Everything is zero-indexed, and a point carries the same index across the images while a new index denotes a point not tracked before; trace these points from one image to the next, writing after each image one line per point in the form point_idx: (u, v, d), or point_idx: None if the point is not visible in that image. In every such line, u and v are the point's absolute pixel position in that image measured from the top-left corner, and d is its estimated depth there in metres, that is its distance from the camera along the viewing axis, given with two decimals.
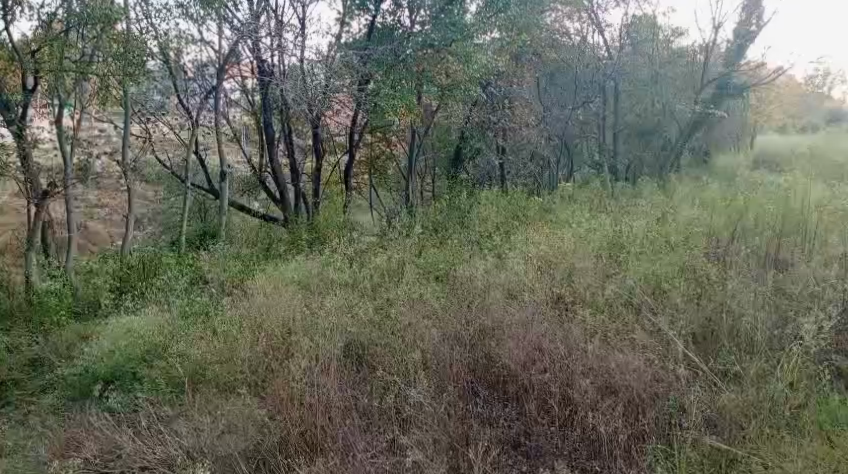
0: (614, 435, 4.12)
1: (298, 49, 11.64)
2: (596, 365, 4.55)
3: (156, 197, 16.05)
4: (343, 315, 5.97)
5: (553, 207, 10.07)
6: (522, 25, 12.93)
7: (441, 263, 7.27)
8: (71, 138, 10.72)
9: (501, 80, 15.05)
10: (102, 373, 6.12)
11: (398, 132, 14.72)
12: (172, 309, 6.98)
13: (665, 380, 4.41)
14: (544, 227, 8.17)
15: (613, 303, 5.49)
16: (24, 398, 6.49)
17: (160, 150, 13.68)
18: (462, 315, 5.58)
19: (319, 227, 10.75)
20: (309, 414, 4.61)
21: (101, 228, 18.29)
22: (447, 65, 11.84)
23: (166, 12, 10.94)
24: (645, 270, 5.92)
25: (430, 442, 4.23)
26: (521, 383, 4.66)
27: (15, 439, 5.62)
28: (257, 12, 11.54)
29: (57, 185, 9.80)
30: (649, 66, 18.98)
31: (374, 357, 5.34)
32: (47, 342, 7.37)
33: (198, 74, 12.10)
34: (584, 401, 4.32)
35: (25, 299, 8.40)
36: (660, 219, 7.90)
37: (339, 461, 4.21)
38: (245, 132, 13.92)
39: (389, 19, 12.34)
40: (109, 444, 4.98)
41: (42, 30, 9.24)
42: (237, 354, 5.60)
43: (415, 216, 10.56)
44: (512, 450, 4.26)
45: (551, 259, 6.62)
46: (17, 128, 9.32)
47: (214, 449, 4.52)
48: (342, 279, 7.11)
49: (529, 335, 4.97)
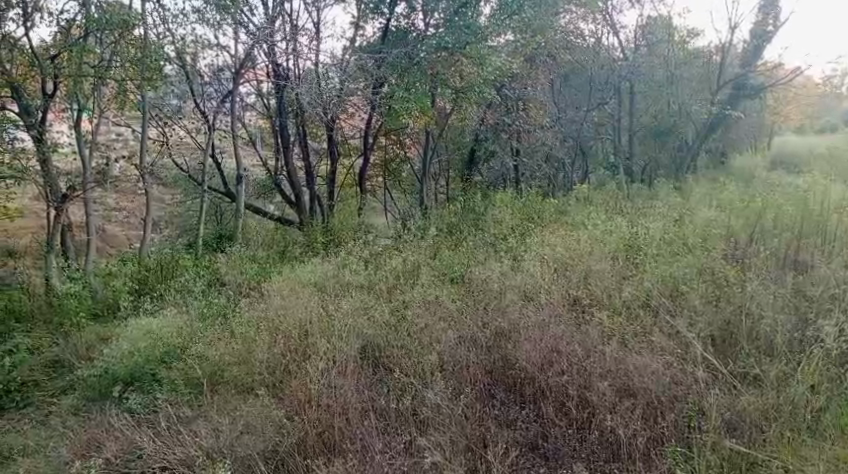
0: (632, 438, 4.11)
1: (313, 53, 11.67)
2: (613, 367, 4.54)
3: (174, 200, 16.22)
4: (359, 317, 6.00)
5: (569, 210, 10.02)
6: (536, 27, 12.89)
7: (456, 266, 7.29)
8: (89, 142, 10.86)
9: (516, 82, 14.87)
10: (122, 374, 6.14)
11: (412, 134, 14.76)
12: (190, 310, 7.05)
13: (684, 382, 4.38)
14: (560, 229, 8.14)
15: (631, 305, 5.47)
16: (45, 399, 6.59)
17: (177, 154, 13.81)
18: (479, 317, 5.59)
19: (334, 230, 10.80)
20: (327, 414, 4.64)
21: (119, 231, 18.52)
22: (459, 67, 11.83)
23: (182, 17, 11.02)
24: (663, 272, 5.90)
25: (447, 443, 4.24)
26: (538, 385, 4.66)
27: (37, 439, 5.72)
28: (273, 17, 11.55)
29: (76, 187, 9.96)
30: (665, 66, 18.96)
31: (390, 359, 5.36)
32: (67, 343, 7.48)
33: (213, 78, 12.13)
34: (603, 403, 4.31)
35: (46, 301, 8.55)
36: (677, 221, 7.85)
37: (357, 462, 4.23)
38: (260, 135, 13.99)
39: (403, 22, 12.39)
40: (130, 444, 5.04)
41: (61, 36, 9.49)
42: (255, 356, 5.65)
43: (430, 219, 10.56)
44: (530, 453, 4.25)
45: (567, 261, 6.59)
46: (38, 133, 9.55)
47: (234, 450, 4.57)
48: (357, 282, 7.15)
49: (546, 337, 4.96)
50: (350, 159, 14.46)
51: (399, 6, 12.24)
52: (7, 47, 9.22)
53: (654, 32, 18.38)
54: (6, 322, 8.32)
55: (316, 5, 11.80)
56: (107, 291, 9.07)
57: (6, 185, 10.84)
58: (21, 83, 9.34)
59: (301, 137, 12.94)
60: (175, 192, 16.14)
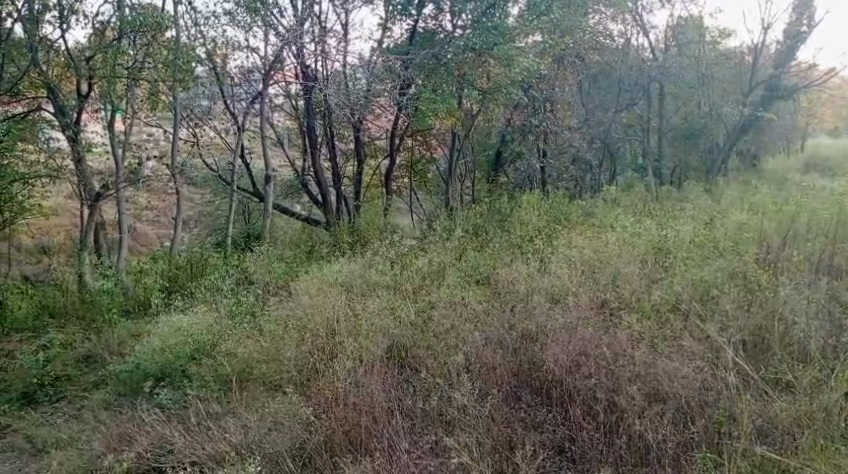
0: (662, 443, 4.07)
1: (341, 54, 11.73)
2: (643, 371, 4.50)
3: (202, 199, 16.44)
4: (385, 316, 6.03)
5: (595, 212, 9.93)
6: (565, 27, 12.80)
7: (482, 267, 7.28)
8: (122, 142, 11.04)
9: (544, 84, 14.71)
10: (153, 371, 6.29)
11: (438, 135, 14.77)
12: (219, 308, 7.14)
13: (714, 388, 4.33)
14: (587, 231, 8.09)
15: (660, 308, 5.45)
16: (78, 393, 6.76)
17: (207, 154, 14.00)
18: (505, 318, 5.57)
19: (360, 230, 10.86)
20: (353, 413, 4.68)
21: (149, 229, 18.83)
22: (487, 68, 11.91)
23: (214, 19, 11.11)
24: (693, 276, 5.83)
25: (474, 444, 4.25)
26: (566, 388, 4.62)
27: (70, 433, 5.86)
28: (302, 18, 11.58)
29: (110, 186, 10.13)
30: (696, 68, 18.50)
31: (416, 359, 5.37)
32: (100, 339, 7.63)
33: (243, 80, 11.97)
34: (632, 407, 4.27)
35: (78, 298, 8.74)
36: (707, 224, 7.74)
37: (383, 461, 4.25)
38: (288, 136, 14.09)
39: (430, 24, 12.48)
40: (160, 439, 5.13)
41: (96, 38, 9.64)
42: (283, 354, 5.71)
43: (455, 219, 10.54)
44: (557, 456, 4.24)
45: (594, 263, 6.55)
46: (73, 133, 9.90)
47: (262, 447, 4.63)
48: (384, 282, 7.19)
49: (574, 339, 4.92)
50: (376, 159, 14.52)
51: (426, 7, 12.31)
52: (44, 49, 9.42)
53: (686, 32, 17.98)
54: (41, 318, 8.57)
55: (345, 7, 11.87)
56: (138, 288, 9.19)
57: (41, 183, 11.10)
58: (56, 83, 9.68)
59: (329, 138, 12.98)
60: (204, 191, 16.36)
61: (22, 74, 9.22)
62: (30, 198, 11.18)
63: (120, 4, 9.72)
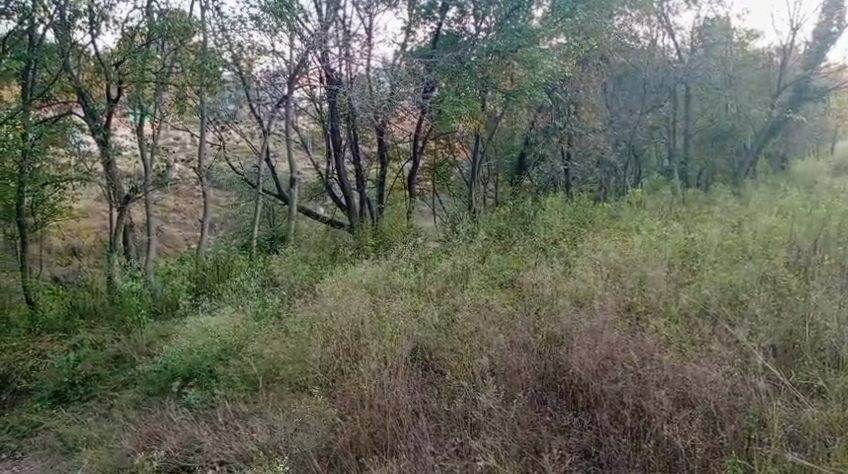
0: (690, 448, 4.01)
1: (365, 58, 11.78)
2: (671, 375, 4.43)
3: (228, 202, 16.63)
4: (410, 319, 6.04)
5: (621, 215, 9.86)
6: (590, 29, 12.68)
7: (506, 270, 7.26)
8: (151, 145, 11.21)
9: (568, 86, 14.65)
10: (181, 370, 6.37)
11: (461, 138, 14.77)
12: (246, 309, 7.23)
13: (744, 393, 4.24)
14: (613, 234, 8.03)
15: (688, 312, 5.39)
16: (107, 393, 6.89)
17: (232, 157, 14.17)
18: (530, 321, 5.54)
19: (384, 233, 10.91)
20: (379, 415, 4.69)
21: (176, 231, 19.10)
22: (511, 70, 12.12)
23: (240, 24, 11.17)
24: (721, 281, 5.76)
25: (500, 447, 4.25)
26: (592, 392, 4.56)
27: (100, 432, 5.99)
28: (326, 23, 11.64)
29: (138, 189, 10.24)
30: (723, 69, 18.34)
31: (441, 362, 5.38)
32: (128, 340, 7.76)
33: (268, 84, 11.95)
34: (660, 412, 4.20)
35: (108, 299, 8.91)
36: (735, 227, 7.64)
37: (409, 463, 4.27)
38: (311, 139, 14.17)
39: (454, 27, 12.50)
40: (187, 439, 5.24)
41: (124, 43, 9.75)
42: (308, 355, 5.75)
43: (479, 222, 10.54)
44: (583, 461, 4.21)
45: (620, 266, 6.50)
46: (103, 137, 9.90)
47: (288, 448, 4.69)
48: (408, 284, 7.21)
49: (601, 343, 4.87)
50: (399, 162, 14.57)
51: (450, 10, 12.33)
52: (75, 54, 9.71)
53: (712, 33, 17.73)
54: (71, 318, 8.74)
55: (369, 11, 11.94)
56: (165, 290, 9.30)
57: (71, 186, 11.34)
58: (87, 89, 9.83)
59: (352, 141, 13.02)
60: (229, 194, 16.53)
61: (54, 79, 9.70)
62: (61, 201, 11.41)
63: (149, 9, 9.86)
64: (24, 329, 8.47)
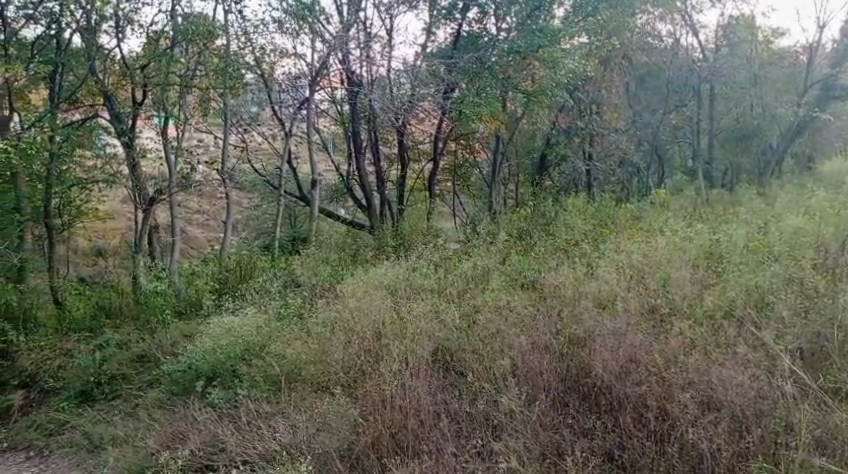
0: (716, 452, 3.97)
1: (385, 60, 11.82)
2: (696, 378, 4.37)
3: (251, 204, 16.78)
4: (432, 320, 6.05)
5: (644, 215, 9.79)
6: (612, 28, 12.61)
7: (527, 271, 7.24)
8: (175, 147, 11.37)
9: (590, 86, 14.58)
10: (205, 370, 6.44)
11: (482, 138, 14.75)
12: (268, 310, 7.30)
13: (770, 396, 4.17)
14: (636, 235, 7.96)
15: (713, 314, 5.32)
16: (132, 392, 7.03)
17: (255, 159, 14.31)
18: (552, 322, 5.50)
19: (404, 233, 10.93)
20: (400, 416, 4.71)
21: (199, 232, 19.36)
22: (532, 70, 12.04)
23: (262, 27, 11.27)
24: (746, 284, 5.68)
25: (522, 450, 4.24)
26: (616, 395, 4.52)
27: (126, 430, 6.12)
28: (347, 24, 11.72)
29: (163, 191, 10.33)
30: (748, 68, 18.47)
31: (463, 363, 5.36)
32: (153, 339, 7.89)
33: (290, 86, 11.96)
34: (684, 415, 4.16)
35: (133, 299, 9.08)
36: (762, 228, 7.54)
37: (431, 464, 4.27)
38: (332, 141, 14.23)
39: (475, 27, 12.51)
40: (211, 437, 5.36)
41: (149, 46, 9.83)
42: (330, 356, 5.79)
43: (499, 223, 10.52)
44: (606, 464, 4.18)
45: (643, 266, 6.44)
46: (128, 139, 10.20)
47: (311, 447, 4.73)
48: (429, 285, 7.22)
49: (624, 345, 4.82)
50: (420, 163, 14.60)
51: (471, 10, 12.32)
52: (101, 58, 9.79)
53: (737, 32, 17.93)
54: (97, 318, 8.86)
55: (389, 13, 11.96)
56: (190, 290, 9.36)
57: (98, 189, 11.54)
58: (113, 92, 9.94)
59: (373, 142, 13.05)
60: (251, 196, 16.68)
61: (81, 83, 9.69)
62: (88, 202, 11.60)
63: (173, 13, 9.97)
64: (52, 328, 8.64)
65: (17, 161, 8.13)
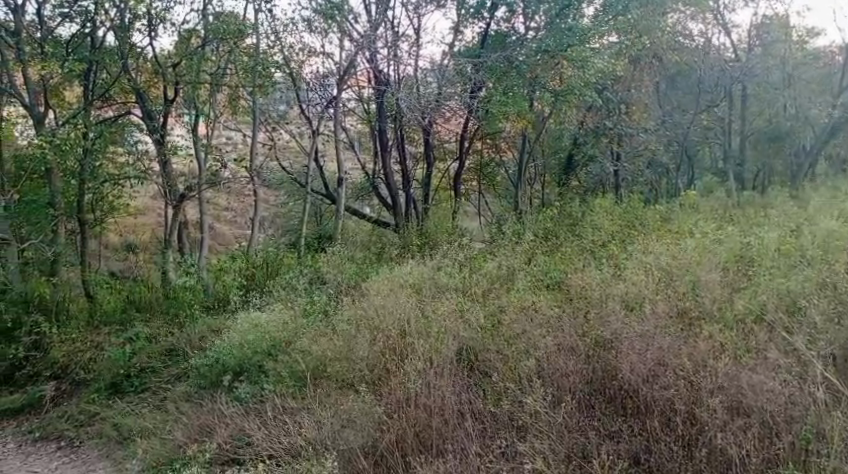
0: (745, 458, 3.90)
1: (412, 58, 11.85)
2: (725, 382, 4.30)
3: (278, 202, 16.95)
4: (456, 319, 6.04)
5: (674, 217, 9.69)
6: (642, 28, 12.54)
7: (552, 271, 7.20)
8: (205, 144, 11.54)
9: (619, 85, 14.60)
10: (232, 365, 6.51)
11: (508, 138, 14.71)
12: (294, 307, 7.37)
13: (801, 402, 4.07)
14: (665, 236, 7.88)
15: (744, 319, 5.24)
16: (161, 385, 7.16)
17: (282, 157, 14.45)
18: (579, 325, 5.45)
19: (429, 232, 10.95)
20: (424, 414, 4.71)
21: (227, 229, 19.62)
22: (560, 70, 11.85)
23: (292, 26, 11.43)
24: (777, 288, 5.59)
25: (547, 452, 4.21)
26: (643, 398, 4.46)
27: (154, 422, 6.26)
28: (376, 23, 11.76)
29: (192, 187, 10.47)
30: (781, 66, 18.46)
31: (487, 363, 5.35)
32: (181, 334, 7.99)
33: (317, 85, 11.84)
34: (713, 421, 4.09)
35: (163, 294, 9.25)
36: (794, 232, 7.43)
37: (456, 464, 4.27)
38: (359, 139, 14.30)
39: (503, 26, 12.49)
40: (238, 431, 5.46)
41: (181, 44, 9.95)
42: (354, 353, 5.82)
43: (526, 222, 10.48)
44: (632, 467, 4.14)
45: (671, 269, 6.37)
46: (160, 137, 10.48)
47: (336, 444, 4.77)
48: (454, 285, 7.22)
49: (651, 348, 4.76)
50: (446, 162, 14.61)
51: (499, 9, 12.29)
52: (133, 55, 9.93)
53: (770, 32, 17.74)
54: (127, 311, 8.96)
55: (417, 12, 11.98)
56: (218, 285, 9.45)
57: (129, 184, 11.76)
58: (145, 89, 10.33)
59: (399, 141, 13.08)
60: (278, 194, 16.85)
61: (114, 80, 9.89)
62: (120, 198, 11.81)
63: (205, 12, 10.11)
64: (83, 320, 8.80)
65: (53, 158, 8.46)
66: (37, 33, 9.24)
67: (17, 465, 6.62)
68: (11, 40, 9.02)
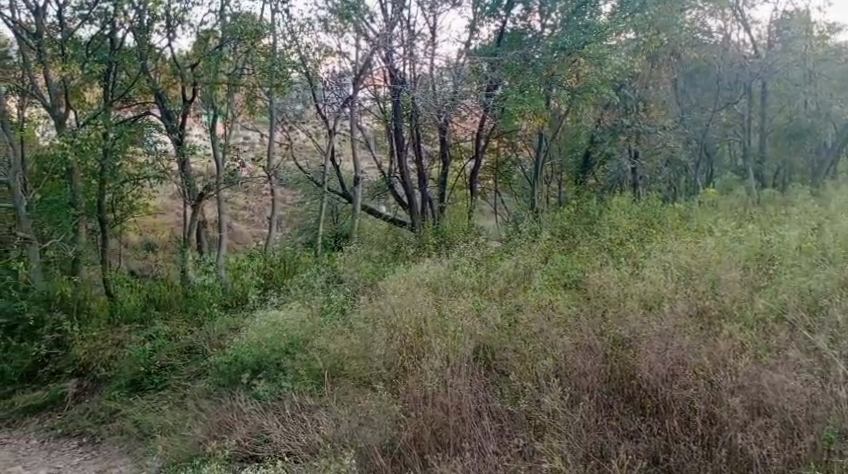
0: (766, 458, 3.84)
1: (429, 57, 11.84)
2: (745, 382, 4.27)
3: (295, 201, 17.03)
4: (473, 318, 6.04)
5: (692, 215, 9.61)
6: (660, 24, 12.45)
7: (569, 270, 7.17)
8: (223, 144, 11.61)
9: (637, 82, 14.56)
10: (250, 363, 6.56)
11: (524, 136, 14.65)
12: (312, 305, 7.41)
13: (823, 402, 4.02)
14: (683, 235, 7.82)
15: (764, 318, 5.19)
16: (180, 382, 7.23)
17: (299, 156, 14.52)
18: (596, 324, 5.42)
19: (445, 231, 10.95)
20: (441, 412, 4.72)
21: (245, 228, 19.77)
22: (577, 68, 11.81)
23: (308, 26, 11.49)
24: (797, 286, 5.55)
25: (565, 450, 4.19)
26: (661, 398, 4.44)
27: (174, 419, 6.33)
28: (392, 22, 11.76)
29: (211, 187, 10.55)
30: (803, 65, 17.82)
31: (504, 362, 5.36)
32: (200, 332, 8.02)
33: (334, 84, 11.96)
34: (733, 420, 4.05)
35: (182, 292, 9.33)
36: (816, 230, 7.34)
37: (473, 462, 4.26)
38: (375, 138, 14.31)
39: (519, 24, 12.47)
40: (257, 429, 5.50)
41: (200, 45, 10.01)
42: (372, 352, 5.85)
43: (543, 221, 10.45)
44: (652, 467, 4.11)
45: (690, 267, 6.32)
46: (179, 136, 10.62)
47: (354, 441, 4.79)
48: (471, 284, 7.21)
49: (670, 348, 4.73)
50: (462, 161, 14.58)
51: (515, 7, 12.28)
52: (153, 56, 10.01)
53: (790, 28, 17.04)
54: (147, 310, 9.04)
55: (434, 10, 11.97)
56: (236, 284, 9.51)
57: (149, 184, 11.88)
58: (163, 90, 10.43)
59: (415, 140, 13.09)
60: (295, 193, 16.92)
61: (133, 81, 9.98)
62: (139, 198, 11.92)
63: (223, 13, 10.12)
64: (104, 318, 8.91)
65: (73, 158, 8.56)
66: (58, 34, 9.34)
67: (41, 461, 6.73)
68: (32, 41, 9.09)
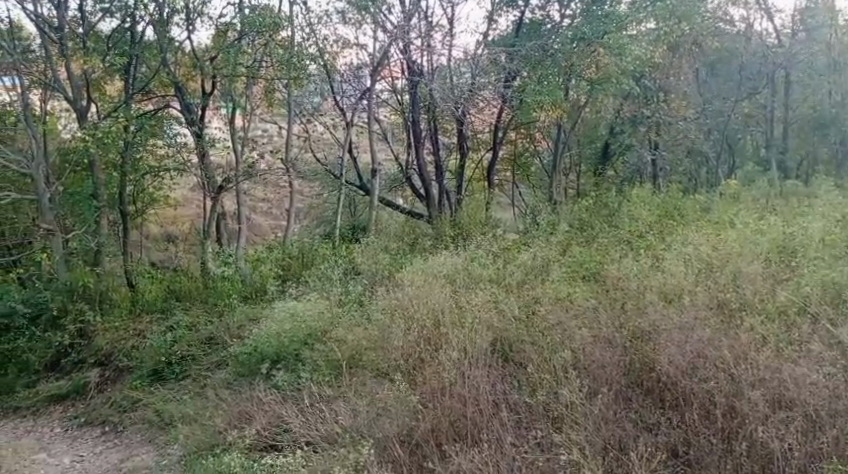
0: (787, 452, 3.81)
1: (446, 48, 11.80)
2: (767, 375, 4.21)
3: (312, 193, 17.06)
4: (490, 310, 6.02)
5: (712, 207, 9.51)
6: (681, 13, 12.31)
7: (587, 263, 7.11)
8: (241, 136, 11.67)
9: (658, 72, 14.41)
10: (270, 354, 6.62)
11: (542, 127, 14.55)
12: (330, 297, 7.44)
13: (846, 396, 3.97)
14: (704, 227, 7.73)
15: (786, 310, 5.12)
16: (200, 372, 7.30)
17: (317, 148, 14.54)
18: (615, 317, 5.39)
19: (463, 223, 10.91)
20: (459, 404, 4.74)
21: (262, 221, 19.83)
22: (596, 58, 11.65)
23: (326, 18, 11.50)
24: (821, 278, 5.49)
25: (584, 442, 4.17)
26: (681, 391, 4.41)
27: (195, 409, 6.40)
28: (409, 13, 11.70)
29: (230, 179, 10.62)
30: (827, 54, 17.96)
31: (522, 354, 5.34)
32: (219, 323, 8.06)
33: (351, 76, 11.89)
34: (754, 413, 4.02)
35: (201, 284, 9.40)
36: (840, 222, 7.24)
37: (491, 453, 4.26)
38: (392, 130, 14.28)
39: (537, 14, 12.48)
40: (277, 419, 5.55)
41: (218, 38, 10.06)
42: (389, 343, 5.87)
43: (561, 213, 10.38)
44: (671, 460, 4.10)
45: (711, 260, 6.24)
46: (198, 129, 10.49)
47: (372, 432, 4.82)
48: (489, 276, 7.19)
49: (690, 341, 4.68)
50: (479, 152, 14.53)
51: None
52: (173, 49, 10.05)
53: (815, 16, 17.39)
54: (168, 301, 9.12)
55: (452, 1, 11.92)
56: (255, 275, 9.56)
57: (168, 176, 11.96)
58: (183, 82, 10.35)
59: (433, 132, 13.06)
60: (313, 185, 16.95)
61: (153, 74, 10.08)
62: (159, 190, 12.01)
63: (241, 6, 10.10)
64: (125, 309, 9.04)
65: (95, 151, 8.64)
66: (79, 28, 9.57)
67: (64, 449, 6.87)
68: (54, 34, 9.16)
